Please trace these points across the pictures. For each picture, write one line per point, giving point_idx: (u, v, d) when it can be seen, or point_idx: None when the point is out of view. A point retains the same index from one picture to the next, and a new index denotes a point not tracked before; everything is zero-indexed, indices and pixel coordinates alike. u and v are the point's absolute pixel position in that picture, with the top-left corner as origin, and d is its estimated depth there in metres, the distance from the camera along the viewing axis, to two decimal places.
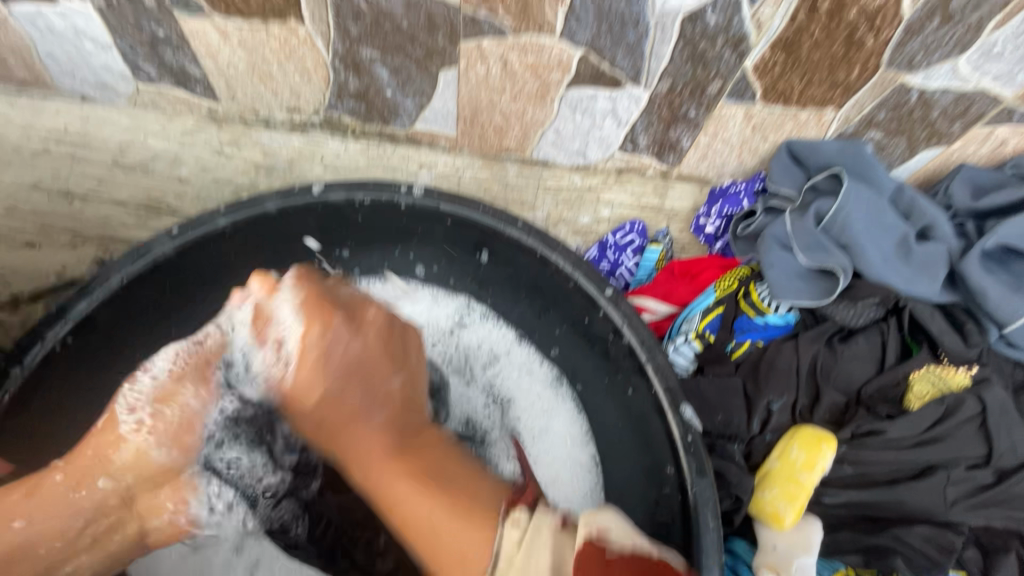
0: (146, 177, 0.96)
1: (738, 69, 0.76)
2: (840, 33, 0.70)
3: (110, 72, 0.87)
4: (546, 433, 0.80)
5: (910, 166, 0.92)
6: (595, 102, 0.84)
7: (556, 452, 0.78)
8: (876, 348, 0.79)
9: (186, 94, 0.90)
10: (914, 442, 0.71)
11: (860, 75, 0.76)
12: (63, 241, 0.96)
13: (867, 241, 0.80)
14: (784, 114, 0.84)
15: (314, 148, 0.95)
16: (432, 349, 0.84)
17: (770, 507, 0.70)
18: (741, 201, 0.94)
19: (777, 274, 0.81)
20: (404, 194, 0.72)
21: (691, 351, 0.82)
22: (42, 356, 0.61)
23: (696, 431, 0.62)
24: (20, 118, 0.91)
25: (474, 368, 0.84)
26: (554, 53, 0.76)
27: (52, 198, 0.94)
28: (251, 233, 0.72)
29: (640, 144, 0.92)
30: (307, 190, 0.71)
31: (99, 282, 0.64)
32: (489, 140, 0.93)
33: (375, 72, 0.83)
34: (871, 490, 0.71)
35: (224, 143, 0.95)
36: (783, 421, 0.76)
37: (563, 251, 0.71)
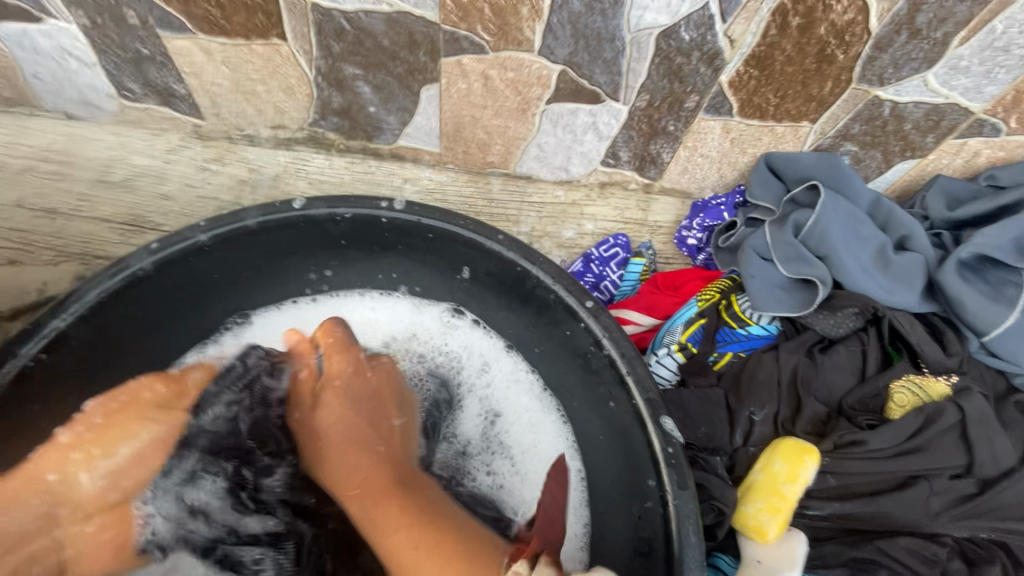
0: (130, 194, 0.93)
1: (714, 84, 0.78)
2: (811, 48, 0.71)
3: (95, 91, 0.89)
4: (534, 451, 0.78)
5: (887, 179, 0.94)
6: (575, 117, 0.85)
7: (544, 469, 0.76)
8: (857, 358, 0.79)
9: (172, 112, 0.92)
10: (895, 452, 0.71)
11: (833, 90, 0.77)
12: (46, 258, 0.89)
13: (845, 252, 0.82)
14: (761, 128, 0.85)
15: (300, 164, 0.96)
16: (423, 356, 0.84)
17: (753, 521, 0.69)
18: (723, 213, 0.95)
19: (757, 284, 0.82)
20: (384, 209, 0.73)
21: (673, 363, 0.81)
22: (14, 373, 0.60)
23: (677, 443, 0.62)
24: (5, 138, 0.93)
25: (463, 377, 0.83)
26: (534, 69, 0.78)
27: (35, 216, 0.90)
28: (231, 248, 0.72)
29: (622, 158, 0.93)
30: (289, 204, 0.71)
31: (75, 298, 0.64)
32: (473, 155, 0.95)
33: (357, 89, 0.84)
34: (854, 501, 0.70)
35: (209, 159, 0.95)
36: (766, 433, 0.75)
37: (544, 263, 0.71)
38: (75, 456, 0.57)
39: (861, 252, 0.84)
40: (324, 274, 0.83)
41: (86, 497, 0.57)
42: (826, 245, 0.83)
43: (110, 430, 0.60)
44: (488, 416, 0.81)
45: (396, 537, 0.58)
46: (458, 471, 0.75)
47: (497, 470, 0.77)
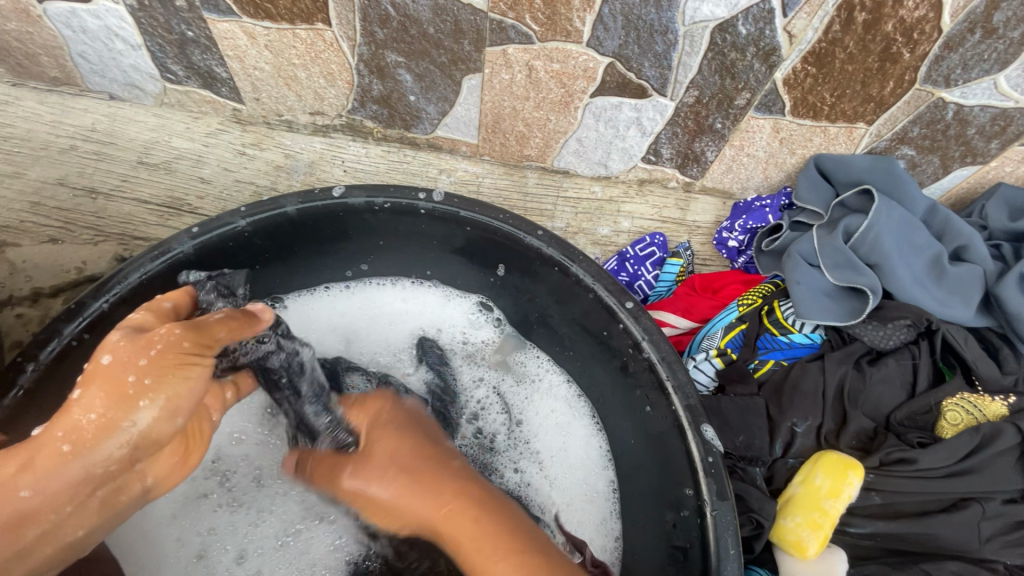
0: (169, 176, 0.93)
1: (767, 81, 0.75)
2: (876, 45, 0.68)
3: (138, 72, 0.90)
4: (565, 453, 0.77)
5: (943, 185, 0.89)
6: (619, 111, 0.83)
7: (573, 475, 0.76)
8: (907, 372, 0.76)
9: (212, 95, 0.92)
10: (945, 473, 0.68)
11: (895, 90, 0.74)
12: (86, 238, 0.89)
13: (897, 261, 0.79)
14: (813, 128, 0.82)
15: (336, 151, 0.95)
16: (450, 351, 0.84)
17: (792, 535, 0.68)
18: (767, 215, 0.92)
19: (803, 291, 0.79)
20: (423, 201, 0.71)
21: (711, 369, 0.78)
22: (58, 351, 0.61)
23: (718, 452, 0.60)
24: (50, 116, 0.94)
25: (491, 372, 0.83)
26: (580, 61, 0.75)
27: (77, 195, 0.91)
28: (270, 236, 0.72)
29: (663, 155, 0.91)
30: (328, 191, 0.71)
31: (118, 279, 0.64)
32: (511, 148, 0.93)
33: (398, 77, 0.83)
34: (900, 521, 0.68)
35: (247, 144, 0.95)
36: (807, 445, 0.73)
37: (584, 262, 0.70)
38: (140, 403, 0.44)
39: (914, 262, 0.80)
40: (359, 266, 0.83)
41: (162, 435, 0.46)
42: (878, 253, 0.79)
43: (168, 375, 0.46)
44: (513, 419, 0.80)
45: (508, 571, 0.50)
46: (485, 467, 0.75)
47: (523, 469, 0.76)
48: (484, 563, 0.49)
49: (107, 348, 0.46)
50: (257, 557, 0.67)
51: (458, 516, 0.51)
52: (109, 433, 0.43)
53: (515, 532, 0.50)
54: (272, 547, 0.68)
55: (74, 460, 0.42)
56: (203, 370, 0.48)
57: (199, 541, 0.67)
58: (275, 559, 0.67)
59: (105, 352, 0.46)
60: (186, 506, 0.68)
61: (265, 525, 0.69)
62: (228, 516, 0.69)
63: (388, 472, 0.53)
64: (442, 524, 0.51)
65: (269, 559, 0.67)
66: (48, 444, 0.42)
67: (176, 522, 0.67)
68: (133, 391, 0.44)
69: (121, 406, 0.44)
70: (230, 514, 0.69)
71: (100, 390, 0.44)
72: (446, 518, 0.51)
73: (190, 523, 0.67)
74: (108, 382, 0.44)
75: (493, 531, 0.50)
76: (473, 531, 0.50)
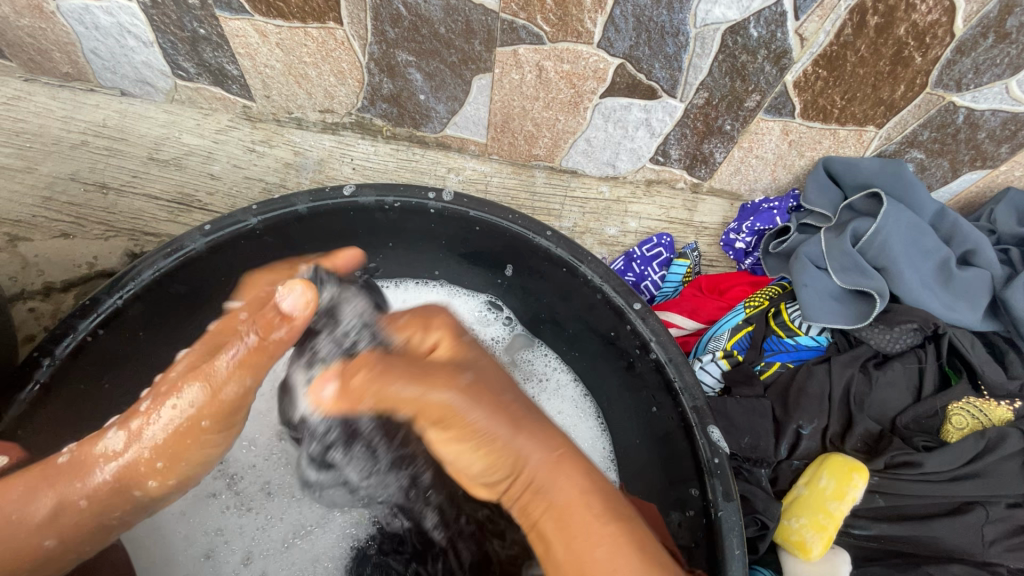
0: (179, 172, 0.94)
1: (778, 83, 0.75)
2: (887, 49, 0.68)
3: (150, 69, 0.90)
4: None
5: (952, 189, 0.89)
6: (629, 112, 0.83)
7: None
8: (913, 375, 0.76)
9: (223, 92, 0.93)
10: (950, 476, 0.69)
11: (906, 93, 0.74)
12: (97, 233, 0.90)
13: (905, 264, 0.79)
14: (823, 131, 0.82)
15: (345, 149, 0.95)
16: None
17: (796, 536, 0.68)
18: (775, 217, 0.92)
19: (810, 294, 0.79)
20: (433, 200, 0.72)
21: (717, 370, 0.79)
22: (72, 348, 0.61)
23: (723, 454, 0.61)
24: (62, 111, 0.94)
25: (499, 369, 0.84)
26: (591, 62, 0.75)
27: (88, 190, 0.92)
28: (281, 233, 0.73)
29: (672, 156, 0.91)
30: (339, 190, 0.71)
31: (131, 275, 0.64)
32: (519, 147, 0.93)
33: (409, 76, 0.83)
34: (903, 524, 0.68)
35: (257, 141, 0.96)
36: (813, 447, 0.73)
37: (592, 262, 0.70)
38: (151, 482, 0.54)
39: (922, 266, 0.80)
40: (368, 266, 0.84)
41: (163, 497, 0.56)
42: (886, 256, 0.80)
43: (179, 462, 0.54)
44: None
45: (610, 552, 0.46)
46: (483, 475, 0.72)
47: None
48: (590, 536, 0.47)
49: (150, 393, 0.55)
50: (262, 559, 0.68)
51: (568, 477, 0.49)
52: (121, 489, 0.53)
53: (612, 498, 0.50)
54: (276, 549, 0.69)
55: (89, 515, 0.52)
56: (209, 448, 0.55)
57: (206, 541, 0.68)
58: (281, 560, 0.68)
59: (146, 398, 0.54)
60: (195, 504, 0.68)
61: (273, 529, 0.69)
62: (236, 519, 0.69)
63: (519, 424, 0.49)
64: (548, 484, 0.48)
65: (274, 561, 0.68)
66: (72, 490, 0.52)
67: (185, 519, 0.68)
68: (149, 470, 0.53)
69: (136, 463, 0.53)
70: (238, 516, 0.69)
71: (130, 448, 0.52)
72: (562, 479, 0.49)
73: (199, 521, 0.68)
74: (134, 455, 0.52)
75: (602, 493, 0.49)
76: (583, 498, 0.48)
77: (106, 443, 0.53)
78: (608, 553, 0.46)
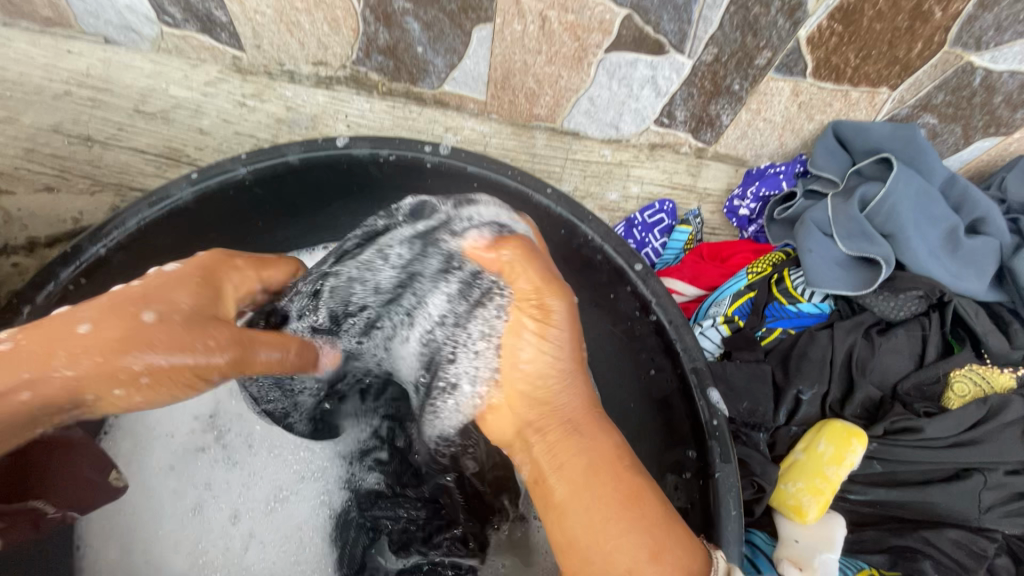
0: (167, 126, 0.91)
1: (791, 39, 0.71)
2: (907, 2, 0.65)
3: (134, 14, 0.86)
4: None
5: (963, 157, 0.87)
6: (634, 69, 0.80)
7: None
8: (916, 343, 0.75)
9: (210, 41, 0.88)
10: (950, 443, 0.68)
11: (922, 52, 0.71)
12: (82, 187, 0.88)
13: (913, 231, 0.78)
14: (834, 92, 0.79)
15: (339, 105, 0.92)
16: None
17: (792, 500, 0.68)
18: (780, 182, 0.89)
19: (815, 260, 0.77)
20: (430, 153, 0.69)
21: (718, 336, 0.78)
22: (54, 295, 0.60)
23: (722, 415, 0.60)
24: (42, 59, 0.90)
25: None
26: (597, 12, 0.72)
27: (72, 142, 0.89)
28: (273, 186, 0.70)
29: (677, 118, 0.88)
30: (332, 141, 0.69)
31: (115, 223, 0.62)
32: (520, 106, 0.90)
33: (406, 25, 0.79)
34: (900, 489, 0.68)
35: (247, 94, 0.92)
36: (812, 413, 0.73)
37: (593, 222, 0.68)
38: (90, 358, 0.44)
39: (930, 234, 0.78)
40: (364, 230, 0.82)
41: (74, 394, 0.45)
42: (894, 222, 0.78)
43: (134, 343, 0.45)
44: None
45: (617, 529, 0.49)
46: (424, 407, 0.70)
47: None
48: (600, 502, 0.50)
49: (156, 305, 0.47)
50: (249, 519, 0.69)
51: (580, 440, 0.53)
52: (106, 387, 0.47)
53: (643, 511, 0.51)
54: (262, 511, 0.69)
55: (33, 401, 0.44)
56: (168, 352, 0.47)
57: (195, 495, 0.69)
58: (265, 522, 0.69)
59: (151, 308, 0.47)
60: (184, 459, 0.69)
61: (259, 487, 0.70)
62: (223, 474, 0.70)
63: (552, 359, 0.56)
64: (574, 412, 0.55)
65: (260, 521, 0.69)
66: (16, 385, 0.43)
67: (173, 473, 0.69)
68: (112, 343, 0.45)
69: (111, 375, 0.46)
70: (225, 471, 0.70)
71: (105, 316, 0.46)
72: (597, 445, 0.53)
73: (189, 476, 0.69)
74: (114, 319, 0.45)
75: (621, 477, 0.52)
76: (614, 454, 0.52)
77: (77, 339, 0.45)
78: (626, 528, 0.49)
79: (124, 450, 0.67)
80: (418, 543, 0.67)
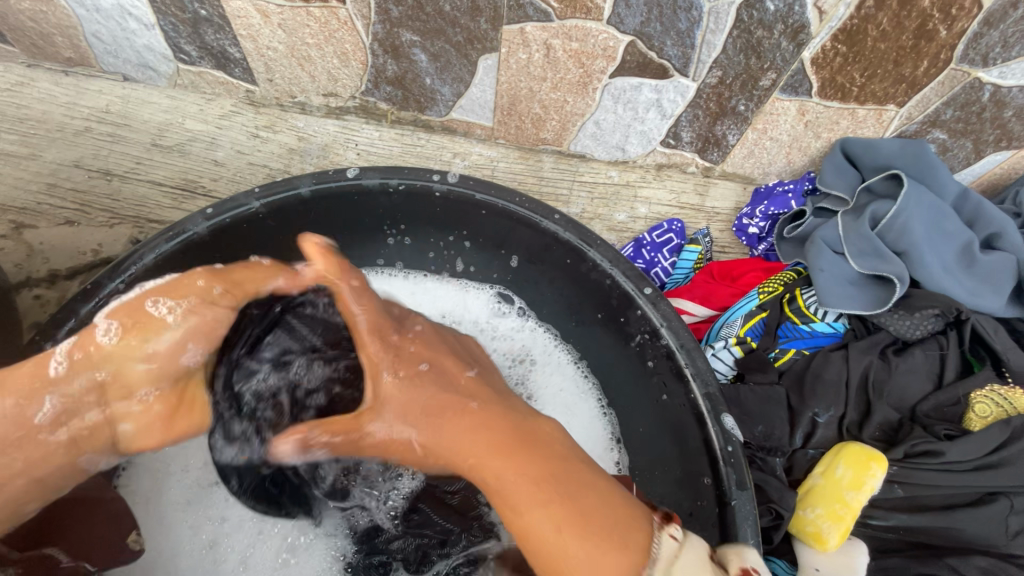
0: (182, 159, 0.92)
1: (795, 60, 0.72)
2: (911, 22, 0.65)
3: (152, 53, 0.89)
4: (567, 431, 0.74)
5: (975, 171, 0.86)
6: (639, 93, 0.80)
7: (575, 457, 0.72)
8: (934, 363, 0.74)
9: (225, 76, 0.91)
10: (972, 466, 0.67)
11: (928, 70, 0.71)
12: (102, 220, 0.89)
13: (926, 248, 0.77)
14: (841, 110, 0.79)
15: (348, 133, 0.94)
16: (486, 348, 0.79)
17: (812, 527, 0.67)
18: (789, 201, 0.89)
19: (828, 279, 0.77)
20: (437, 182, 0.71)
21: (730, 357, 0.77)
22: (74, 332, 0.60)
23: (737, 441, 0.59)
24: (64, 98, 0.93)
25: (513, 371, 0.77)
26: (600, 40, 0.73)
27: (92, 177, 0.91)
28: (286, 217, 0.71)
29: (683, 139, 0.88)
30: (342, 172, 0.70)
31: (133, 260, 0.63)
32: (526, 131, 0.91)
33: (413, 57, 0.81)
34: (924, 515, 0.67)
35: (260, 126, 0.94)
36: (829, 436, 0.72)
37: (601, 246, 0.68)
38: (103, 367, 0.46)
39: (944, 250, 0.78)
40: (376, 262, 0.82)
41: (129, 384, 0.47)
42: (907, 240, 0.77)
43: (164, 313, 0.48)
44: None
45: (527, 512, 0.43)
46: None
47: None
48: (533, 529, 0.43)
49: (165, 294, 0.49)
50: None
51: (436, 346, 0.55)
52: (123, 396, 0.47)
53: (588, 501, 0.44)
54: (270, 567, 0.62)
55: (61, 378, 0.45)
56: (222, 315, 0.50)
57: (210, 530, 0.63)
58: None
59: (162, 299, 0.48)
60: (200, 494, 0.64)
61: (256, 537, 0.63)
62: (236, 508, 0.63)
63: (431, 418, 0.48)
64: (462, 451, 0.47)
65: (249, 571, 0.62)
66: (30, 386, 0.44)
67: (191, 509, 0.63)
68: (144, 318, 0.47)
69: (120, 357, 0.46)
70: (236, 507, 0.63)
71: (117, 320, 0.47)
72: (494, 464, 0.45)
73: (201, 508, 0.63)
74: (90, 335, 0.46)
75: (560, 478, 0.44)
76: (491, 450, 0.46)
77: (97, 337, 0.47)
78: (548, 523, 0.42)
79: (144, 487, 0.63)
80: (437, 550, 0.62)
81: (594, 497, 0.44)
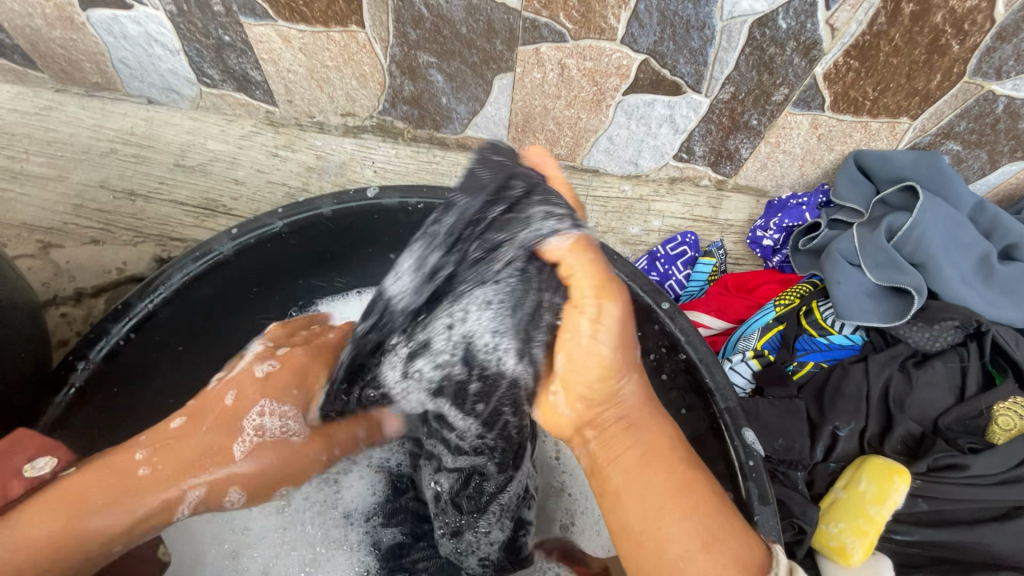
0: (204, 178, 0.94)
1: (807, 75, 0.73)
2: (923, 37, 0.66)
3: (176, 77, 0.92)
4: None
5: (990, 181, 0.86)
6: (652, 109, 0.81)
7: None
8: (955, 375, 0.74)
9: (246, 98, 0.94)
10: (997, 480, 0.67)
11: (941, 83, 0.71)
12: (125, 239, 0.91)
13: (944, 259, 0.77)
14: (854, 124, 0.79)
15: (365, 152, 0.96)
16: None
17: (835, 541, 0.67)
18: (804, 213, 0.89)
19: (845, 291, 0.77)
20: None
21: (748, 370, 0.76)
22: (106, 351, 0.62)
23: (759, 456, 0.59)
24: (91, 120, 0.96)
25: None
26: (614, 58, 0.74)
27: (117, 197, 0.93)
28: (308, 235, 0.73)
29: (696, 153, 0.89)
30: (363, 191, 0.71)
31: (161, 280, 0.65)
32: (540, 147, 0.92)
33: (430, 77, 0.83)
34: (948, 530, 0.67)
35: (279, 145, 0.96)
36: (850, 449, 0.72)
37: (619, 261, 0.69)
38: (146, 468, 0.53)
39: (962, 261, 0.78)
40: None
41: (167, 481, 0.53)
42: (924, 251, 0.77)
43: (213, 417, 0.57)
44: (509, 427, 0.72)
45: (667, 510, 0.43)
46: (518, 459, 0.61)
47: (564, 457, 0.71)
48: (663, 522, 0.43)
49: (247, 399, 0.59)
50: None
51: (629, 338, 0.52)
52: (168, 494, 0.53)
53: (717, 510, 0.44)
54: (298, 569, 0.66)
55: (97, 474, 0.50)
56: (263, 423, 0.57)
57: (234, 539, 0.66)
58: None
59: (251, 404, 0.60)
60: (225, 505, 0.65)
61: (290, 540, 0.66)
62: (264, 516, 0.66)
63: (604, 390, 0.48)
64: (625, 434, 0.47)
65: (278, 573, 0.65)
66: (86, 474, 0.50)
67: (215, 519, 0.65)
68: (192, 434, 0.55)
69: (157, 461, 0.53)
70: (265, 516, 0.66)
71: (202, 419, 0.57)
72: (656, 468, 0.45)
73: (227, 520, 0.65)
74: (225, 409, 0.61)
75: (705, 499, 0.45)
76: (670, 444, 0.47)
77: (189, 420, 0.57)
78: (682, 527, 0.42)
79: None
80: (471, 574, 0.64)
81: (728, 523, 0.43)
